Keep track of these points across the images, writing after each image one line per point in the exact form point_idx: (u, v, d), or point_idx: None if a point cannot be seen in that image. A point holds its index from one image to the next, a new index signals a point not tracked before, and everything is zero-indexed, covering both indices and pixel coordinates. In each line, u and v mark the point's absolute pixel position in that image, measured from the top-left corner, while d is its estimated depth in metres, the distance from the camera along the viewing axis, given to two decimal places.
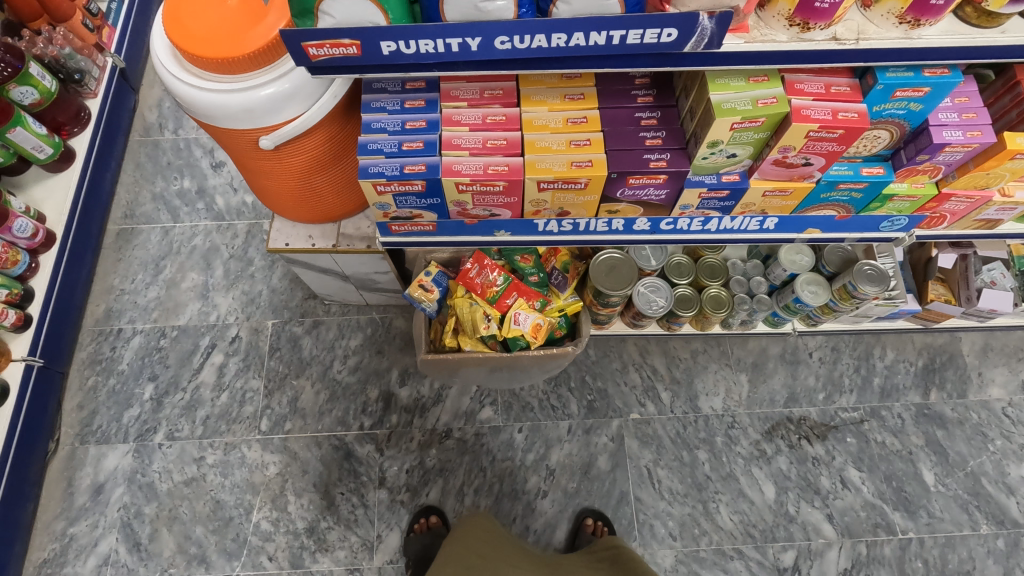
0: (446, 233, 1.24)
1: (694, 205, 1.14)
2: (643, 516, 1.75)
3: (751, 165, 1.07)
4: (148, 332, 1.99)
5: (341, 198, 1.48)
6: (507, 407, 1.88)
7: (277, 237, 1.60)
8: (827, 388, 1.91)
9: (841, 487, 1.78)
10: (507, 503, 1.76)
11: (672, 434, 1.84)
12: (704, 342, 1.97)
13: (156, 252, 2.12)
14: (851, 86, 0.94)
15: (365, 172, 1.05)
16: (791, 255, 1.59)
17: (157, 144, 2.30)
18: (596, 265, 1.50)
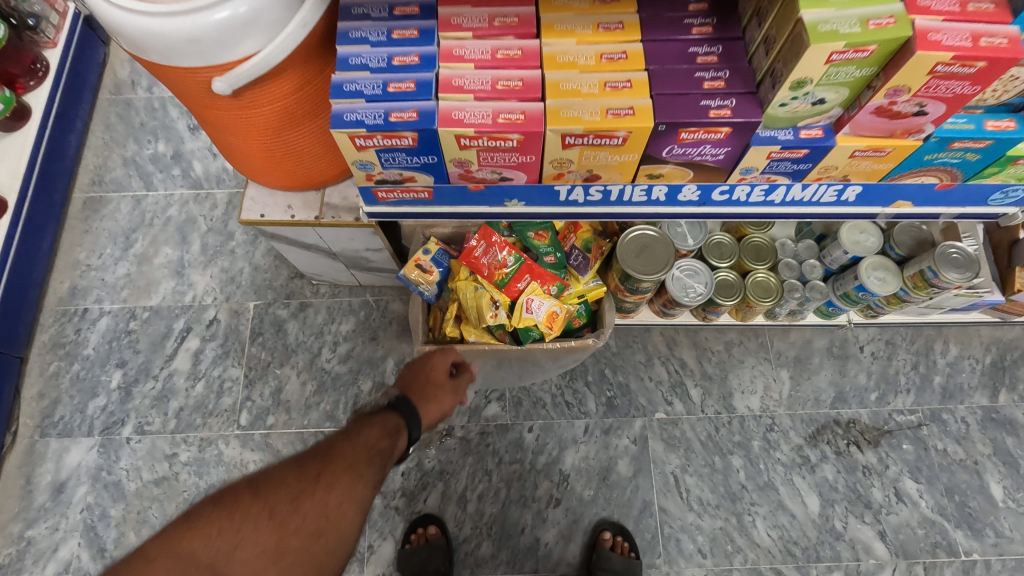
0: (444, 203, 1.00)
1: (760, 169, 0.89)
2: (669, 529, 1.54)
3: (840, 117, 0.83)
4: (116, 313, 1.79)
5: (322, 161, 1.25)
6: (516, 403, 1.66)
7: (251, 206, 1.37)
8: (880, 388, 1.68)
9: (895, 501, 1.56)
10: (514, 512, 1.56)
11: (703, 436, 1.63)
12: (739, 333, 1.73)
13: (126, 223, 1.90)
14: (994, 4, 0.70)
15: (339, 120, 0.81)
16: (854, 235, 1.34)
17: (128, 104, 2.06)
18: (625, 244, 1.26)
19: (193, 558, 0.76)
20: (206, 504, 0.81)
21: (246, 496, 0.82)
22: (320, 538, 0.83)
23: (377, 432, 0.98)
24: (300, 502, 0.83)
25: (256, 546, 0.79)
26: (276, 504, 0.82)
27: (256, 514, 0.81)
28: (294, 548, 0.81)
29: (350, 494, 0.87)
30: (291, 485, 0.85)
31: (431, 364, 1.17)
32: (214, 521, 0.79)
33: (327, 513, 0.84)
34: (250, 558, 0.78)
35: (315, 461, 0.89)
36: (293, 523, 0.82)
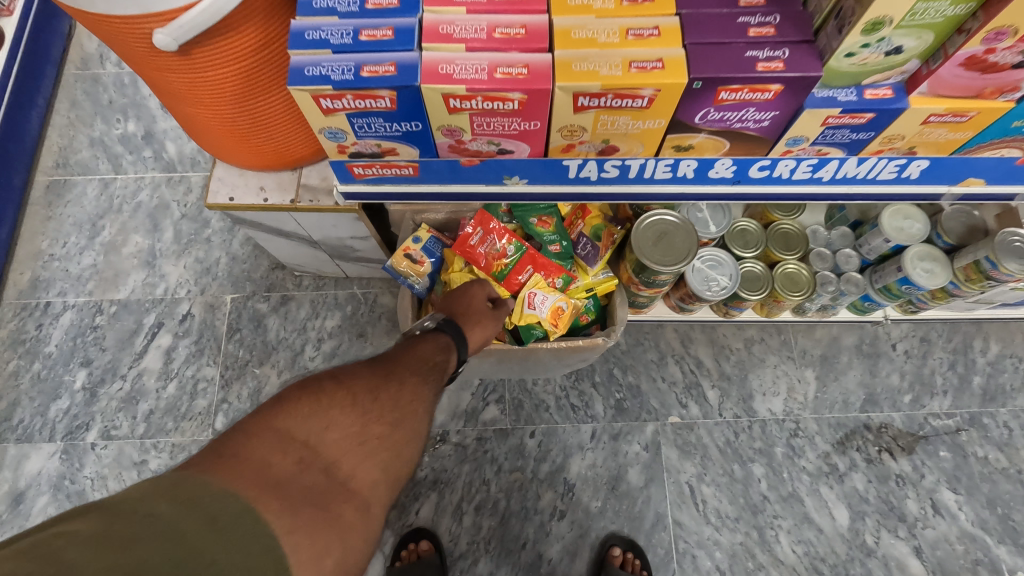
0: (432, 181, 0.85)
1: (812, 138, 0.74)
2: (684, 544, 1.41)
3: (914, 73, 0.68)
4: (81, 307, 1.64)
5: (294, 138, 1.09)
6: (516, 406, 1.52)
7: (218, 188, 1.22)
8: (915, 389, 1.53)
9: (932, 513, 1.43)
10: (515, 526, 1.42)
11: (721, 443, 1.49)
12: (760, 330, 1.59)
13: (92, 209, 1.75)
14: None
15: (299, 75, 0.65)
16: (897, 221, 1.19)
17: (96, 80, 1.90)
18: (640, 231, 1.11)
19: (288, 434, 0.67)
20: (290, 389, 0.73)
21: (330, 385, 0.76)
22: (401, 427, 0.77)
23: (431, 346, 0.92)
24: (380, 393, 0.78)
25: (345, 428, 0.72)
26: (358, 392, 0.76)
27: (342, 401, 0.74)
28: (378, 435, 0.74)
29: (423, 392, 0.83)
30: (367, 377, 0.80)
31: (465, 293, 1.07)
32: (304, 400, 0.71)
33: (403, 407, 0.79)
34: (339, 441, 0.71)
35: (383, 363, 0.85)
36: (375, 412, 0.76)
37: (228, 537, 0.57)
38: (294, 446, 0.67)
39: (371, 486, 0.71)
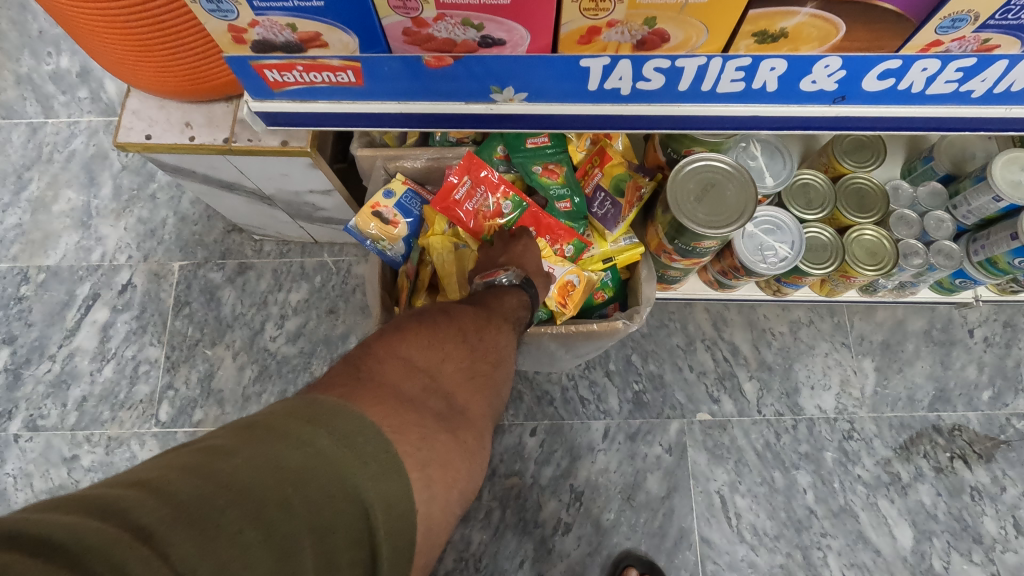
0: (387, 95, 0.58)
1: (981, 15, 0.46)
2: (713, 566, 1.17)
3: None
4: (4, 275, 1.40)
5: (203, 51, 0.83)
6: (515, 398, 1.28)
7: (132, 125, 0.95)
8: (995, 384, 1.27)
9: (1014, 535, 1.18)
10: (511, 541, 1.19)
11: (760, 446, 1.24)
12: (809, 311, 1.32)
13: (18, 159, 1.48)
14: None
15: None
16: (1014, 173, 0.90)
17: (24, 6, 1.61)
18: (679, 182, 0.83)
19: (411, 363, 0.63)
20: (403, 318, 0.69)
21: (439, 317, 0.70)
22: (500, 369, 0.73)
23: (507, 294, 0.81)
24: (483, 333, 0.73)
25: (457, 362, 0.68)
26: (465, 328, 0.71)
27: (452, 334, 0.69)
28: (484, 371, 0.71)
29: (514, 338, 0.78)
30: (469, 315, 0.74)
31: (525, 249, 0.87)
32: (418, 330, 0.66)
33: (501, 350, 0.74)
34: (455, 376, 0.67)
35: (477, 302, 0.79)
36: (479, 349, 0.71)
37: (385, 475, 0.50)
38: (418, 374, 0.62)
39: (480, 418, 0.68)
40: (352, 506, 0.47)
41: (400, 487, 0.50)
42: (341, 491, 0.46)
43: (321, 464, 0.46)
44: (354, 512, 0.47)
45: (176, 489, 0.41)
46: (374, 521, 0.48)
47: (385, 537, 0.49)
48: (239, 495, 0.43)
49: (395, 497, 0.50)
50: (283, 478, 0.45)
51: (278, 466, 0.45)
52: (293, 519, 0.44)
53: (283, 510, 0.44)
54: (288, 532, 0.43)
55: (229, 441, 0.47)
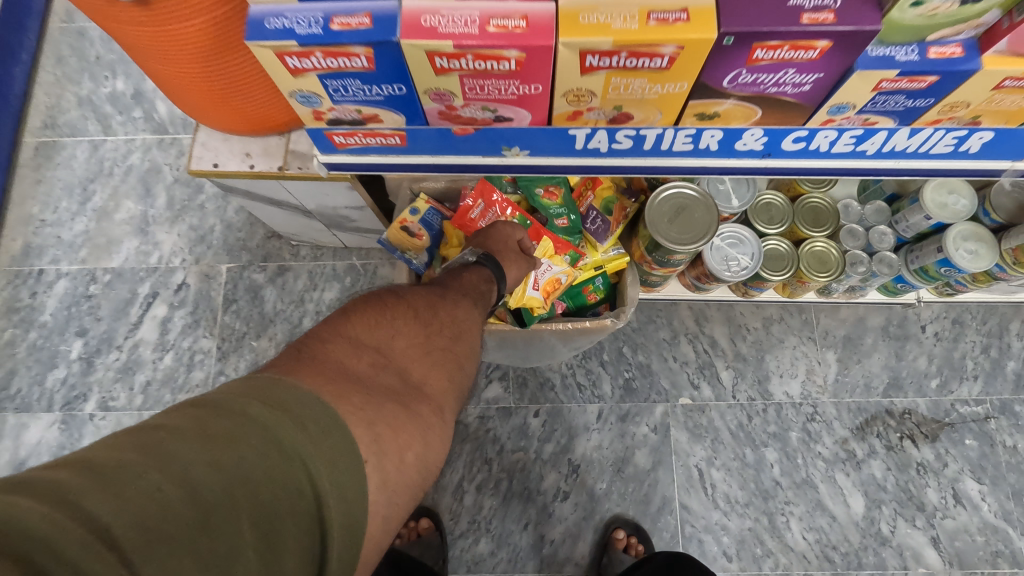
0: (424, 151, 0.76)
1: (858, 105, 0.63)
2: (690, 529, 1.36)
3: (994, 25, 0.56)
4: (75, 276, 1.60)
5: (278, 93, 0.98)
6: (520, 384, 1.47)
7: (202, 154, 1.14)
8: (943, 373, 1.45)
9: (953, 503, 1.36)
10: (517, 507, 1.39)
11: (733, 426, 1.43)
12: (780, 308, 1.50)
13: (83, 173, 1.68)
14: None
15: (258, 28, 0.56)
16: (940, 196, 1.07)
17: (83, 34, 1.80)
18: (655, 206, 1.01)
19: (358, 342, 0.66)
20: (354, 301, 0.72)
21: (391, 298, 0.75)
22: (459, 344, 0.77)
23: (475, 274, 0.91)
24: (439, 311, 0.78)
25: (411, 338, 0.71)
26: (417, 307, 0.76)
27: (405, 313, 0.73)
28: (442, 346, 0.74)
29: (475, 314, 0.83)
30: (424, 295, 0.79)
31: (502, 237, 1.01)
32: (368, 311, 0.70)
33: (460, 325, 0.79)
34: (409, 350, 0.70)
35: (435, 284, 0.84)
36: (435, 325, 0.76)
37: (322, 433, 0.53)
38: (366, 351, 0.66)
39: (443, 393, 0.70)
40: (287, 460, 0.50)
41: (339, 444, 0.53)
42: (274, 448, 0.50)
43: (251, 425, 0.50)
44: (293, 465, 0.50)
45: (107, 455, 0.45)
46: (314, 472, 0.51)
47: (329, 485, 0.52)
48: (166, 459, 0.46)
49: (337, 453, 0.53)
50: (212, 438, 0.48)
51: (204, 431, 0.48)
52: (226, 473, 0.47)
53: (209, 471, 0.47)
54: (219, 491, 0.46)
55: (161, 419, 0.50)
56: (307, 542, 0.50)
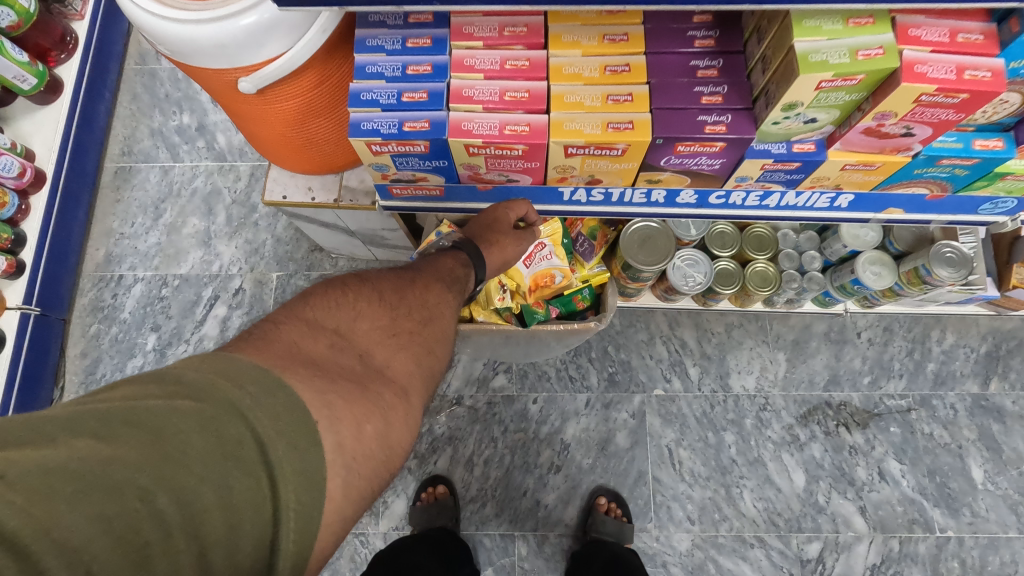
0: (456, 198, 1.08)
1: (754, 177, 0.94)
2: (660, 497, 1.65)
3: (833, 132, 0.86)
4: (149, 280, 1.91)
5: (344, 148, 1.26)
6: (522, 375, 1.77)
7: (273, 188, 1.43)
8: (874, 372, 1.74)
9: (878, 479, 1.65)
10: (518, 476, 1.68)
11: (698, 413, 1.72)
12: (740, 316, 1.79)
13: (155, 194, 1.99)
14: (984, 34, 0.71)
15: (357, 128, 0.87)
16: (854, 229, 1.37)
17: (153, 74, 2.12)
18: (628, 235, 1.31)
19: (317, 323, 0.70)
20: (317, 287, 0.77)
21: (355, 282, 0.81)
22: (428, 325, 0.81)
23: (451, 256, 0.98)
24: (406, 295, 0.83)
25: (373, 321, 0.76)
26: (383, 290, 0.81)
27: (368, 295, 0.79)
28: (406, 330, 0.78)
29: (446, 297, 0.89)
30: (392, 280, 0.85)
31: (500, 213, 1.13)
32: (334, 296, 0.75)
33: (430, 307, 0.84)
34: (371, 332, 0.74)
35: (406, 271, 0.90)
36: (401, 308, 0.81)
37: (265, 394, 0.56)
38: (324, 332, 0.70)
39: (408, 376, 0.73)
40: (227, 415, 0.53)
41: (282, 403, 0.56)
42: (211, 407, 0.53)
43: (189, 390, 0.54)
44: (231, 419, 0.53)
45: (46, 416, 0.49)
46: (254, 425, 0.54)
47: (273, 438, 0.54)
48: (106, 421, 0.50)
49: (282, 409, 0.56)
50: (144, 403, 0.52)
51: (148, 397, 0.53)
52: (158, 424, 0.51)
53: (137, 428, 0.50)
54: (157, 442, 0.50)
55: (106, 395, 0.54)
56: (257, 495, 0.51)
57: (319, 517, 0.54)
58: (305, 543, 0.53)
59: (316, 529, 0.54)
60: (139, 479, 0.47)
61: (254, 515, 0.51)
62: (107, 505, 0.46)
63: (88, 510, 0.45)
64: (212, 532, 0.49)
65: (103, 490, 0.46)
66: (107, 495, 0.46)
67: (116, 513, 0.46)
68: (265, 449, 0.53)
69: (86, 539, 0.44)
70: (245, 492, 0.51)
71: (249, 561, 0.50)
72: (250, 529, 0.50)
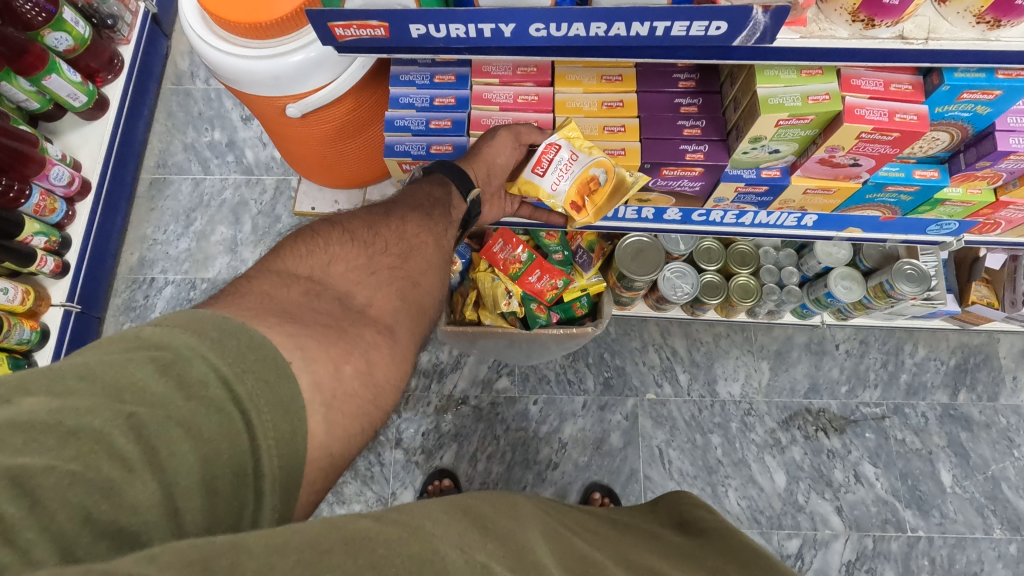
0: None
1: (730, 198, 1.09)
2: (651, 494, 1.77)
3: (794, 161, 1.01)
4: (179, 283, 2.05)
5: (368, 165, 1.42)
6: (524, 377, 1.90)
7: (303, 199, 1.58)
8: (851, 381, 1.87)
9: (854, 481, 1.77)
10: (518, 471, 1.80)
11: (688, 416, 1.85)
12: (727, 327, 1.93)
13: (186, 203, 2.15)
14: (912, 84, 0.86)
15: (391, 150, 1.07)
16: (827, 247, 1.52)
17: (188, 94, 2.29)
18: (623, 248, 1.47)
19: (290, 274, 0.75)
20: (289, 238, 0.82)
21: (324, 227, 0.85)
22: (408, 258, 0.86)
23: (434, 183, 0.98)
24: (378, 232, 0.87)
25: (348, 264, 0.80)
26: (355, 231, 0.85)
27: (339, 238, 0.83)
28: (383, 265, 0.82)
29: (426, 225, 0.92)
30: (364, 218, 0.89)
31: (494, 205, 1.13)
32: (307, 247, 0.80)
33: (408, 239, 0.88)
34: (345, 273, 0.79)
35: (380, 205, 0.93)
36: (377, 246, 0.84)
37: (225, 338, 0.59)
38: (299, 281, 0.74)
39: (391, 312, 0.78)
40: (189, 358, 0.56)
41: (246, 343, 0.59)
42: (171, 352, 0.56)
43: (150, 339, 0.57)
44: (193, 361, 0.56)
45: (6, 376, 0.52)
46: (217, 365, 0.57)
47: (238, 375, 0.57)
48: (67, 376, 0.53)
49: (243, 351, 0.58)
50: (101, 357, 0.55)
51: (109, 352, 0.56)
52: (115, 376, 0.54)
53: (94, 381, 0.53)
54: (121, 391, 0.53)
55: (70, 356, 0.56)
56: (228, 427, 0.54)
57: (299, 442, 0.58)
58: (289, 466, 0.57)
59: (300, 453, 0.58)
60: (96, 424, 0.51)
61: (229, 445, 0.54)
62: (66, 448, 0.49)
63: (45, 453, 0.48)
64: (179, 463, 0.52)
65: (60, 434, 0.49)
66: (62, 441, 0.49)
67: (74, 455, 0.49)
68: (230, 387, 0.56)
69: (47, 477, 0.47)
70: (214, 426, 0.54)
71: (228, 487, 0.54)
72: (226, 457, 0.54)
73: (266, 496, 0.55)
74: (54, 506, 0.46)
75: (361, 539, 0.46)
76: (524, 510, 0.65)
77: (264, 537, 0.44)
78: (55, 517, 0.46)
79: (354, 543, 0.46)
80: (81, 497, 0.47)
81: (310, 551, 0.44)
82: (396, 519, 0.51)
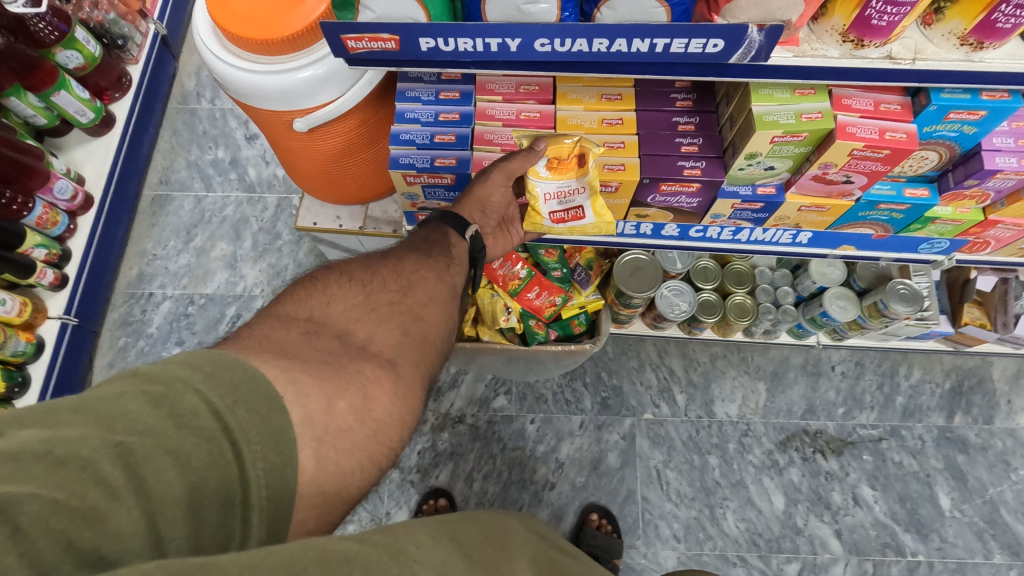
0: None
1: (726, 215, 1.12)
2: (648, 515, 1.75)
3: (789, 179, 1.05)
4: (177, 298, 2.05)
5: (370, 180, 1.44)
6: (521, 397, 1.90)
7: (305, 215, 1.58)
8: (847, 403, 1.87)
9: (852, 504, 1.76)
10: (514, 492, 1.77)
11: (684, 437, 1.84)
12: (724, 347, 1.95)
13: (187, 220, 2.16)
14: (901, 104, 0.90)
15: (396, 162, 1.08)
16: (822, 267, 1.54)
17: (193, 112, 2.33)
18: (621, 265, 1.49)
19: (290, 317, 0.75)
20: (289, 287, 0.82)
21: (324, 273, 0.86)
22: (408, 292, 0.87)
23: (431, 230, 1.03)
24: (376, 272, 0.88)
25: (347, 303, 0.80)
26: (354, 273, 0.86)
27: (336, 280, 0.84)
28: (383, 302, 0.83)
29: (425, 263, 0.94)
30: (362, 261, 0.90)
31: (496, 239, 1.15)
32: (306, 291, 0.81)
33: (407, 276, 0.90)
34: (344, 313, 0.79)
35: (380, 251, 0.95)
36: (375, 284, 0.86)
37: (218, 372, 0.57)
38: (298, 323, 0.74)
39: (393, 348, 0.77)
40: (181, 391, 0.55)
41: (239, 375, 0.58)
42: (164, 387, 0.55)
43: (146, 373, 0.56)
44: (185, 394, 0.55)
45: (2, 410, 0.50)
46: (209, 397, 0.55)
47: (229, 407, 0.55)
48: (60, 408, 0.51)
49: (235, 382, 0.57)
50: (96, 393, 0.54)
51: (105, 386, 0.54)
52: (107, 408, 0.52)
53: (86, 414, 0.52)
54: (112, 424, 0.52)
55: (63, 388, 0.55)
56: (218, 459, 0.53)
57: (289, 474, 0.56)
58: (277, 497, 0.55)
59: (289, 485, 0.56)
60: (85, 452, 0.49)
61: (217, 474, 0.53)
62: (53, 476, 0.47)
63: (31, 481, 0.46)
64: (165, 492, 0.50)
65: (48, 463, 0.47)
66: (50, 470, 0.47)
67: (61, 482, 0.47)
68: (222, 418, 0.55)
69: (32, 504, 0.45)
70: (202, 455, 0.52)
71: (215, 517, 0.52)
72: (213, 487, 0.52)
73: (253, 526, 0.54)
74: (36, 532, 0.44)
75: (337, 560, 0.46)
76: (514, 538, 0.65)
77: (239, 556, 0.44)
78: (36, 544, 0.44)
79: (329, 563, 0.45)
80: (63, 524, 0.45)
81: (284, 569, 0.43)
82: (379, 541, 0.51)
